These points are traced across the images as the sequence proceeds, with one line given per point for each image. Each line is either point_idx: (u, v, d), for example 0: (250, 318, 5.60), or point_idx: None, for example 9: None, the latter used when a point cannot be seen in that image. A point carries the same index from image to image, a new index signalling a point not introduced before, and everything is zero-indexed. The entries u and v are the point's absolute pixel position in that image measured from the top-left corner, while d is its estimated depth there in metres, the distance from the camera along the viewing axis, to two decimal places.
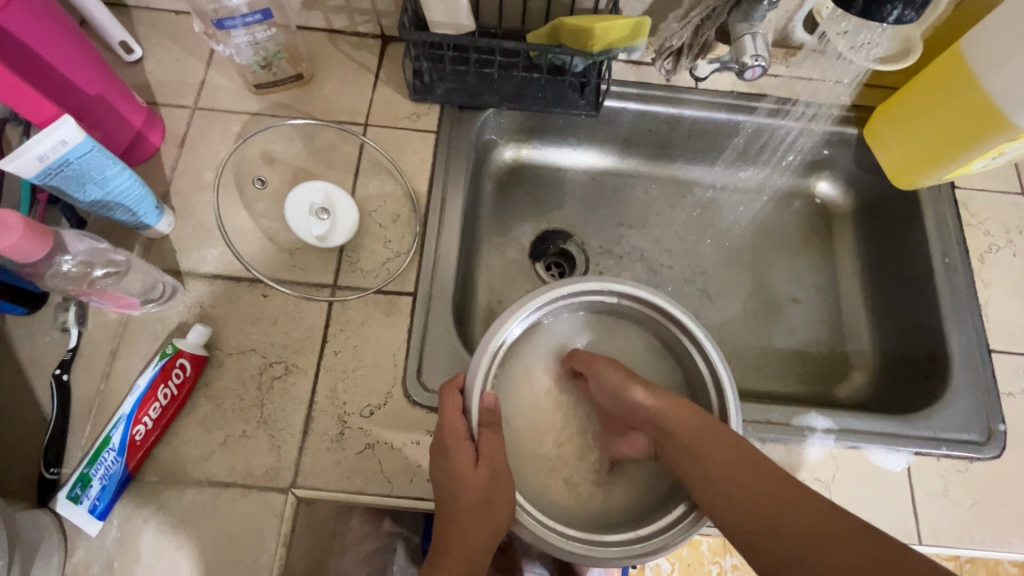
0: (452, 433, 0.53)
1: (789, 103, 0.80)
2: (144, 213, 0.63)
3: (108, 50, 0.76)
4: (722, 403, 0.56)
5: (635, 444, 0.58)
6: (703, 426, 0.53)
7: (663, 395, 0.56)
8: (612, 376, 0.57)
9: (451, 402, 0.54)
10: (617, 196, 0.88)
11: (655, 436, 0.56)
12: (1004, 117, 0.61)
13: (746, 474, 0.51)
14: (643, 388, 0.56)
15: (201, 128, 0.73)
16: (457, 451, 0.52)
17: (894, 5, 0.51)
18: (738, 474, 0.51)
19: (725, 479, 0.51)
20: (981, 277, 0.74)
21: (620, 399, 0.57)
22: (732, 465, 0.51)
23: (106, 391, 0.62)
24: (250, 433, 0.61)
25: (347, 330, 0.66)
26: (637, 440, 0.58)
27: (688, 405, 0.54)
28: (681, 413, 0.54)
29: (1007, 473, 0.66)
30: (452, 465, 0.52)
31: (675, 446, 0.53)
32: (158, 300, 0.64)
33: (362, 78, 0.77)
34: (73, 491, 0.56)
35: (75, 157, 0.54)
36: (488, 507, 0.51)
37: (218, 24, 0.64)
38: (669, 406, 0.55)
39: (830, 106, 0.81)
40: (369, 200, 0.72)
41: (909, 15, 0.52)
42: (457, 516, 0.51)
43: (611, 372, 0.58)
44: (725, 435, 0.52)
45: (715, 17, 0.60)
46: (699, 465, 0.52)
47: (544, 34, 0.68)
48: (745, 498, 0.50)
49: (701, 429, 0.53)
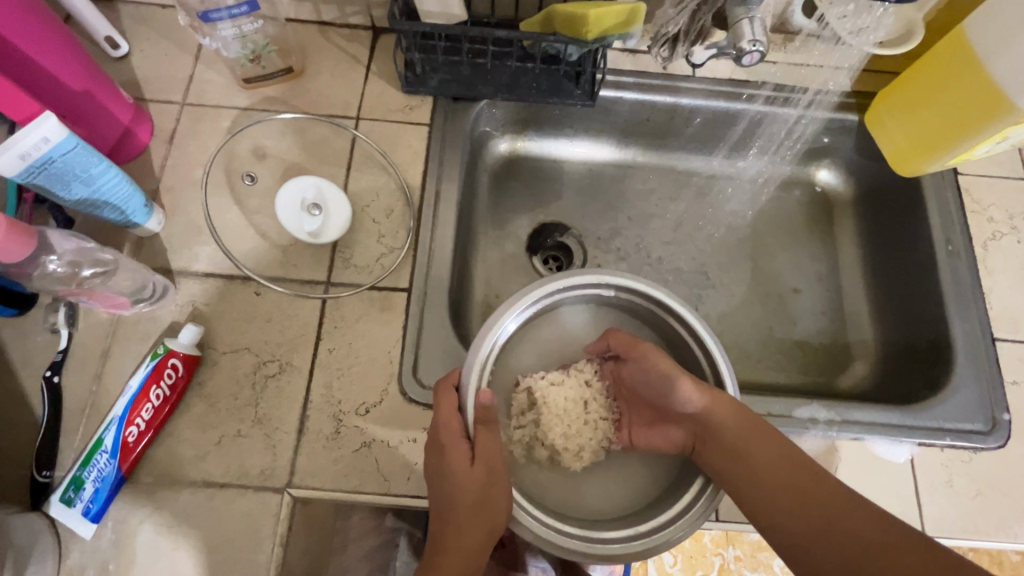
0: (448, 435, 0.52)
1: (788, 90, 0.78)
2: (133, 211, 0.62)
3: (93, 45, 0.74)
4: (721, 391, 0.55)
5: (669, 435, 0.57)
6: (746, 422, 0.52)
7: (711, 391, 0.53)
8: (659, 367, 0.54)
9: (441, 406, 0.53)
10: (616, 187, 0.87)
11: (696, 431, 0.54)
12: (1007, 101, 0.60)
13: (787, 475, 0.50)
14: (691, 382, 0.53)
15: (190, 124, 0.72)
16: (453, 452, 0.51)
17: None
18: (781, 472, 0.51)
19: (769, 476, 0.51)
20: (985, 265, 0.73)
21: (664, 392, 0.54)
22: (776, 466, 0.51)
23: (98, 392, 0.61)
24: (245, 432, 0.60)
25: (341, 327, 0.65)
26: (673, 432, 0.56)
27: (725, 404, 0.52)
28: (725, 410, 0.52)
29: (1012, 462, 0.65)
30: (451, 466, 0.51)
31: (717, 444, 0.52)
32: (149, 299, 0.63)
33: (353, 70, 0.76)
34: (66, 495, 0.55)
35: (59, 154, 0.52)
36: (486, 506, 0.51)
37: (204, 17, 0.62)
38: (714, 403, 0.52)
39: (828, 91, 0.79)
40: (363, 195, 0.71)
41: None
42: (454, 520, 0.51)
43: (660, 361, 0.54)
44: (767, 436, 0.52)
45: (711, 2, 0.58)
46: (745, 463, 0.51)
47: (537, 23, 0.67)
48: (791, 496, 0.50)
49: (741, 429, 0.52)
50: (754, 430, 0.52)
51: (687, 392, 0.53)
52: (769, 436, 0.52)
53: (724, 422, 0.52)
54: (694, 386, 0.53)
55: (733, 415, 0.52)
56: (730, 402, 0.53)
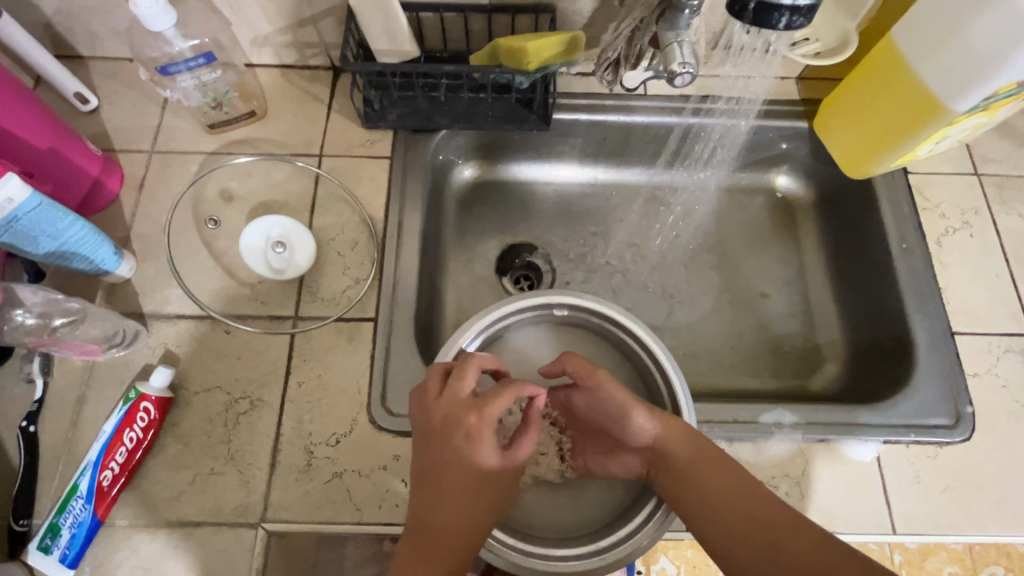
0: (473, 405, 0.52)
1: (717, 101, 0.81)
2: (102, 260, 0.64)
3: (64, 101, 0.77)
4: (674, 401, 0.57)
5: (625, 464, 0.56)
6: (699, 451, 0.52)
7: (663, 419, 0.53)
8: (610, 399, 0.53)
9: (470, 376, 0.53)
10: (580, 205, 0.89)
11: (651, 459, 0.54)
12: (940, 103, 0.62)
13: (741, 503, 0.51)
14: (645, 412, 0.53)
15: (159, 171, 0.75)
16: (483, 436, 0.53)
17: (780, 11, 0.47)
18: (732, 501, 0.51)
19: (722, 508, 0.51)
20: (940, 260, 0.74)
21: (619, 422, 0.54)
22: (728, 498, 0.51)
23: (74, 438, 0.62)
24: (218, 470, 0.62)
25: (311, 360, 0.66)
26: (628, 459, 0.56)
27: (678, 429, 0.53)
28: (677, 439, 0.53)
29: (979, 455, 0.65)
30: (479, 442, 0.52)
31: (670, 473, 0.53)
32: (121, 343, 0.65)
33: (315, 110, 0.79)
34: (43, 542, 0.56)
35: (23, 213, 0.55)
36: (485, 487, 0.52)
37: (162, 71, 0.65)
38: (668, 430, 0.53)
39: (749, 100, 0.80)
40: (328, 229, 0.73)
41: (799, 19, 0.48)
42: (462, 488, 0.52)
43: (615, 392, 0.53)
44: (719, 467, 0.52)
45: (645, 28, 0.61)
46: (698, 495, 0.52)
47: (484, 55, 0.69)
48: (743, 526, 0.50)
49: (694, 457, 0.52)
50: (708, 458, 0.52)
51: (643, 421, 0.53)
52: (721, 465, 0.52)
53: (679, 451, 0.52)
54: (647, 414, 0.53)
55: (687, 443, 0.52)
56: (683, 430, 0.53)
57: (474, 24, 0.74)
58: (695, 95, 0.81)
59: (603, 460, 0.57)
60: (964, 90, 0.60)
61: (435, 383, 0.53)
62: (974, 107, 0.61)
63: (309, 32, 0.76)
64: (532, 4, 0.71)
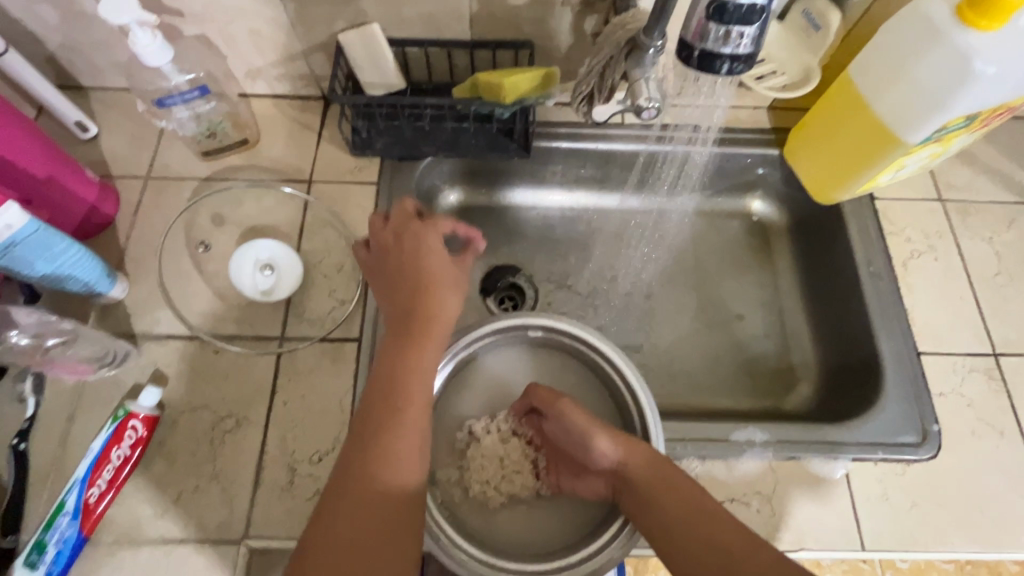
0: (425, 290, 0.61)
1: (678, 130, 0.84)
2: (96, 282, 0.67)
3: (64, 130, 0.80)
4: (642, 418, 0.59)
5: (593, 487, 0.58)
6: (659, 474, 0.53)
7: (627, 443, 0.55)
8: (575, 424, 0.57)
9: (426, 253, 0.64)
10: (561, 229, 0.92)
11: (616, 482, 0.56)
12: (894, 135, 0.65)
13: (699, 524, 0.50)
14: (607, 436, 0.55)
15: (153, 196, 0.78)
16: (418, 327, 0.58)
17: (721, 59, 0.50)
18: (687, 522, 0.50)
19: (680, 531, 0.50)
20: (906, 283, 0.77)
21: (583, 446, 0.56)
22: (683, 520, 0.50)
23: (63, 456, 0.64)
24: (202, 487, 0.63)
25: (295, 379, 0.68)
26: (595, 482, 0.58)
27: (639, 450, 0.54)
28: (638, 461, 0.54)
29: (944, 472, 0.67)
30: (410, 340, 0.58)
31: (632, 495, 0.54)
32: (112, 363, 0.67)
33: (306, 138, 0.82)
34: (29, 559, 0.56)
35: (21, 238, 0.57)
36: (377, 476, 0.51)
37: (159, 103, 0.70)
38: (630, 453, 0.54)
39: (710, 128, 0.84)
40: (315, 252, 0.76)
41: (740, 65, 0.51)
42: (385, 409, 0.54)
43: (577, 417, 0.56)
44: (675, 486, 0.52)
45: (614, 65, 0.64)
46: (656, 516, 0.52)
47: (466, 88, 0.73)
48: (696, 548, 0.49)
49: (651, 475, 0.53)
50: (663, 477, 0.53)
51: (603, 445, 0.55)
52: (678, 485, 0.52)
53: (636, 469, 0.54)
54: (608, 439, 0.55)
55: (646, 467, 0.53)
56: (643, 452, 0.54)
57: (457, 58, 0.78)
58: (655, 127, 0.84)
59: (573, 481, 0.59)
60: (916, 123, 0.63)
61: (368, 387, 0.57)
62: (927, 138, 0.65)
63: (300, 65, 0.80)
64: (511, 40, 0.75)
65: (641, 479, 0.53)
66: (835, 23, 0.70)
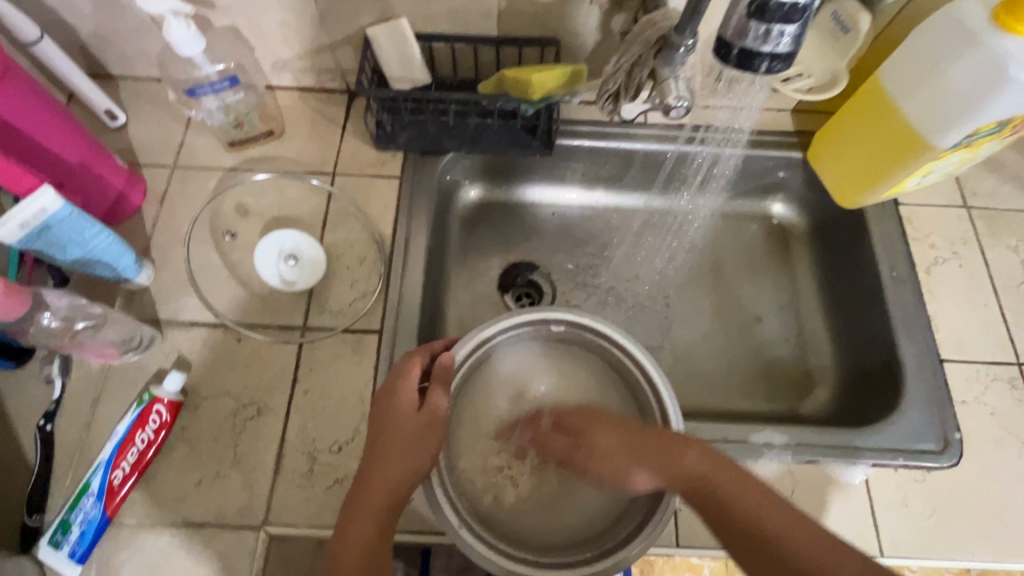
0: (401, 398, 0.56)
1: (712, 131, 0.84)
2: (124, 268, 0.67)
3: (93, 117, 0.82)
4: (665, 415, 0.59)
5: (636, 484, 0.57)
6: (706, 479, 0.52)
7: (663, 474, 0.53)
8: (610, 456, 0.55)
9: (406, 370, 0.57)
10: (580, 227, 0.92)
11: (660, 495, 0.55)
12: (924, 139, 0.65)
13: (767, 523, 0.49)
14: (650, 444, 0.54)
15: (179, 185, 0.79)
16: (388, 401, 0.56)
17: (761, 57, 0.50)
18: (748, 521, 0.49)
19: (747, 532, 0.49)
20: (929, 289, 0.77)
21: (619, 483, 0.55)
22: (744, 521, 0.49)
23: (87, 438, 0.65)
24: (223, 473, 0.64)
25: (316, 369, 0.69)
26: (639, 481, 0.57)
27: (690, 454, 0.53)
28: (679, 478, 0.52)
29: (965, 481, 0.67)
30: (377, 457, 0.54)
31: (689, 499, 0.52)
32: (137, 348, 0.68)
33: (330, 131, 0.83)
34: (54, 537, 0.58)
35: (56, 222, 0.58)
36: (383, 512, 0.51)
37: (190, 93, 0.70)
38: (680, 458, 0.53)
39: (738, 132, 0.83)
40: (338, 244, 0.76)
41: (779, 64, 0.51)
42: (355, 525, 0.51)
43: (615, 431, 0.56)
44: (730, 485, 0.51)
45: (643, 63, 0.64)
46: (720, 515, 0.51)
47: (491, 84, 0.73)
48: (756, 549, 0.48)
49: (709, 475, 0.52)
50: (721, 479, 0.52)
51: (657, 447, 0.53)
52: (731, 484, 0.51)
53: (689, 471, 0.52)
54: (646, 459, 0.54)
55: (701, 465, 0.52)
56: (683, 470, 0.52)
57: (483, 54, 0.78)
58: (689, 124, 0.85)
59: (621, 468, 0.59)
60: (948, 127, 0.63)
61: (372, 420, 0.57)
62: (958, 143, 0.64)
63: (326, 58, 0.80)
64: (537, 38, 0.75)
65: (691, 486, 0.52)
66: (865, 27, 0.69)
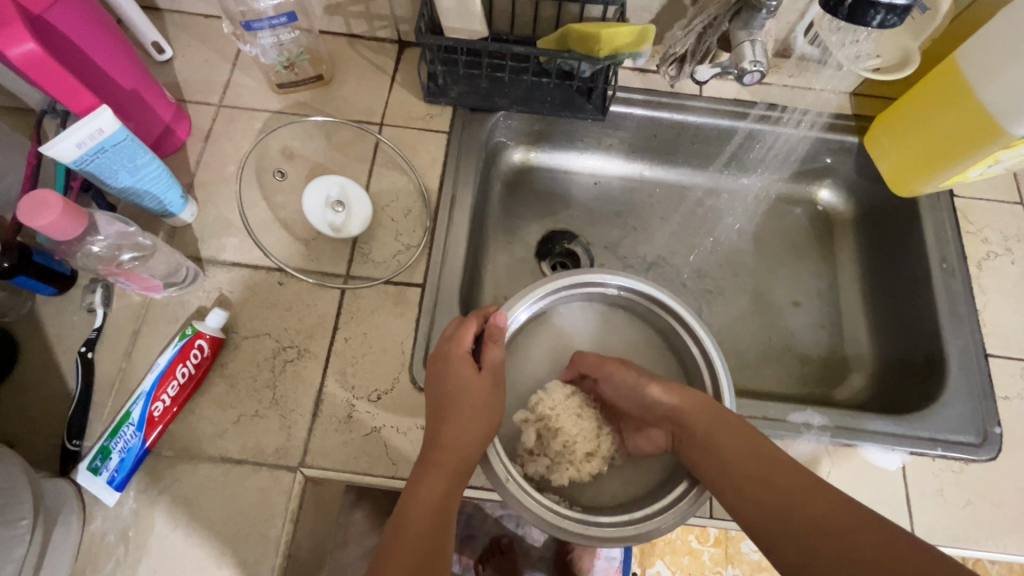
0: (461, 358, 0.57)
1: (786, 111, 0.83)
2: (169, 202, 0.67)
3: (139, 49, 0.80)
4: (715, 380, 0.60)
5: (653, 441, 0.60)
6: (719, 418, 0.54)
7: (678, 390, 0.57)
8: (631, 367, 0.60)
9: (462, 333, 0.59)
10: (622, 199, 0.90)
11: (673, 429, 0.57)
12: (995, 126, 0.63)
13: (761, 467, 0.51)
14: (660, 385, 0.58)
15: (225, 124, 0.77)
16: (457, 352, 0.57)
17: (876, 9, 0.52)
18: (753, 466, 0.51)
19: (739, 472, 0.51)
20: (979, 284, 0.75)
21: (636, 394, 0.59)
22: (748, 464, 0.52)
23: (127, 368, 0.65)
24: (262, 413, 0.64)
25: (357, 317, 0.68)
26: (654, 436, 0.60)
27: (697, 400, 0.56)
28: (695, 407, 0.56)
29: (1002, 475, 0.66)
30: (445, 419, 0.54)
31: (692, 441, 0.55)
32: (179, 284, 0.67)
33: (379, 80, 0.81)
34: (93, 463, 0.59)
35: (111, 145, 0.57)
36: (457, 445, 0.53)
37: (247, 26, 0.68)
38: (683, 398, 0.57)
39: (817, 112, 0.83)
40: (383, 195, 0.75)
41: (892, 19, 0.54)
42: (428, 482, 0.51)
43: (624, 372, 0.60)
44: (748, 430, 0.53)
45: (716, 26, 0.66)
46: (714, 459, 0.53)
47: (553, 40, 0.73)
48: (750, 489, 0.51)
49: (711, 418, 0.54)
50: (727, 424, 0.54)
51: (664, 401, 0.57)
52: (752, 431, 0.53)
53: (690, 411, 0.55)
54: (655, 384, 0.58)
55: (705, 413, 0.55)
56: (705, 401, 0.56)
57: (544, 10, 0.76)
58: (764, 102, 0.82)
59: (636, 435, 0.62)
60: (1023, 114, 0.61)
61: (438, 374, 0.58)
62: None
63: (381, 5, 0.78)
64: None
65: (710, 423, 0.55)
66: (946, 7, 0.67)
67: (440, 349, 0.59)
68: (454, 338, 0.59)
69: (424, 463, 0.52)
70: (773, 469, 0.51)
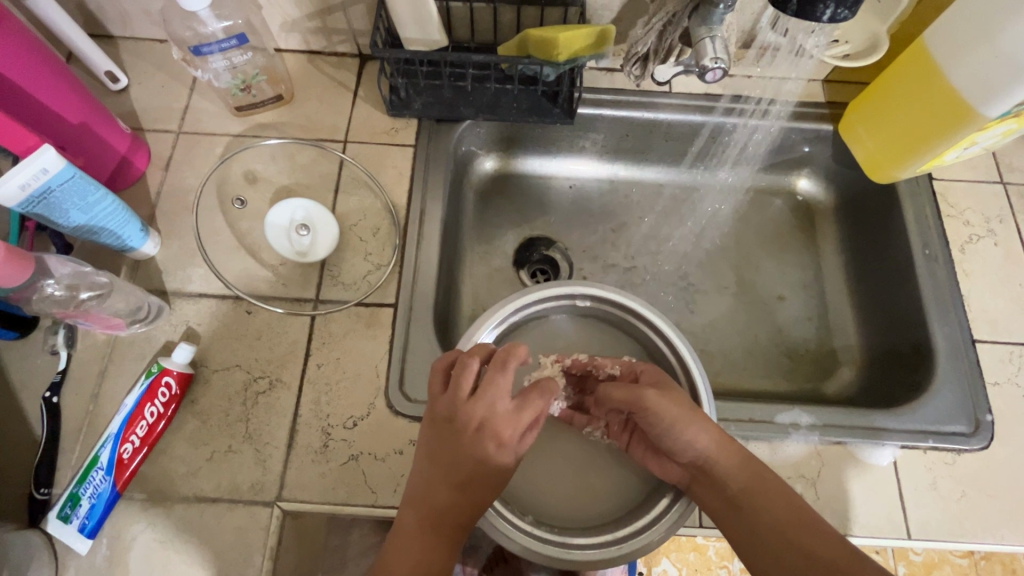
0: (495, 425, 0.49)
1: (750, 101, 0.81)
2: (129, 237, 0.65)
3: (93, 80, 0.78)
4: (691, 382, 0.59)
5: (666, 470, 0.56)
6: (753, 475, 0.52)
7: (719, 438, 0.52)
8: (680, 407, 0.52)
9: (496, 393, 0.49)
10: (599, 202, 0.89)
11: (698, 474, 0.53)
12: (969, 109, 0.62)
13: (778, 511, 0.50)
14: (703, 428, 0.52)
15: (185, 151, 0.75)
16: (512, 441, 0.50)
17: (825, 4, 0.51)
18: (786, 520, 0.50)
19: (764, 527, 0.50)
20: (962, 268, 0.74)
21: (666, 436, 0.52)
22: (782, 520, 0.50)
23: (94, 411, 0.63)
24: (235, 448, 0.62)
25: (329, 343, 0.67)
26: (671, 467, 0.56)
27: (733, 455, 0.53)
28: (730, 458, 0.52)
29: (996, 463, 0.65)
30: (467, 492, 0.51)
31: (718, 489, 0.52)
32: (145, 319, 0.65)
33: (341, 96, 0.79)
34: (64, 511, 0.57)
35: (57, 184, 0.56)
36: (463, 507, 0.51)
37: (195, 51, 0.66)
38: (721, 449, 0.52)
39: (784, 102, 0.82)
40: (350, 214, 0.73)
41: (843, 12, 0.53)
42: (416, 546, 0.51)
43: (666, 408, 0.52)
44: (788, 512, 0.50)
45: (677, 22, 0.64)
46: (746, 517, 0.51)
47: (513, 46, 0.70)
48: (773, 542, 0.49)
49: (742, 472, 0.52)
50: (754, 471, 0.53)
51: (689, 443, 0.52)
52: (791, 511, 0.50)
53: (722, 462, 0.52)
54: (701, 431, 0.52)
55: (737, 469, 0.52)
56: (738, 453, 0.53)
57: (503, 15, 0.75)
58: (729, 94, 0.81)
59: (649, 457, 0.58)
60: (994, 96, 0.59)
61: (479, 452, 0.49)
62: (1006, 112, 0.61)
63: (337, 19, 0.77)
64: None
65: (733, 471, 0.52)
66: None
67: (463, 405, 0.50)
68: (484, 396, 0.49)
69: (419, 509, 0.52)
70: (797, 534, 0.49)
